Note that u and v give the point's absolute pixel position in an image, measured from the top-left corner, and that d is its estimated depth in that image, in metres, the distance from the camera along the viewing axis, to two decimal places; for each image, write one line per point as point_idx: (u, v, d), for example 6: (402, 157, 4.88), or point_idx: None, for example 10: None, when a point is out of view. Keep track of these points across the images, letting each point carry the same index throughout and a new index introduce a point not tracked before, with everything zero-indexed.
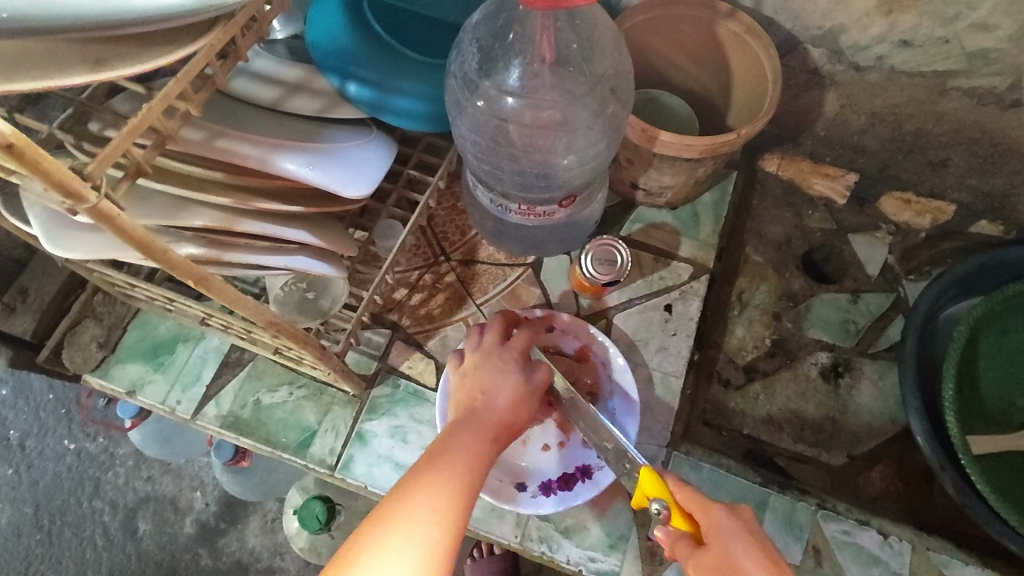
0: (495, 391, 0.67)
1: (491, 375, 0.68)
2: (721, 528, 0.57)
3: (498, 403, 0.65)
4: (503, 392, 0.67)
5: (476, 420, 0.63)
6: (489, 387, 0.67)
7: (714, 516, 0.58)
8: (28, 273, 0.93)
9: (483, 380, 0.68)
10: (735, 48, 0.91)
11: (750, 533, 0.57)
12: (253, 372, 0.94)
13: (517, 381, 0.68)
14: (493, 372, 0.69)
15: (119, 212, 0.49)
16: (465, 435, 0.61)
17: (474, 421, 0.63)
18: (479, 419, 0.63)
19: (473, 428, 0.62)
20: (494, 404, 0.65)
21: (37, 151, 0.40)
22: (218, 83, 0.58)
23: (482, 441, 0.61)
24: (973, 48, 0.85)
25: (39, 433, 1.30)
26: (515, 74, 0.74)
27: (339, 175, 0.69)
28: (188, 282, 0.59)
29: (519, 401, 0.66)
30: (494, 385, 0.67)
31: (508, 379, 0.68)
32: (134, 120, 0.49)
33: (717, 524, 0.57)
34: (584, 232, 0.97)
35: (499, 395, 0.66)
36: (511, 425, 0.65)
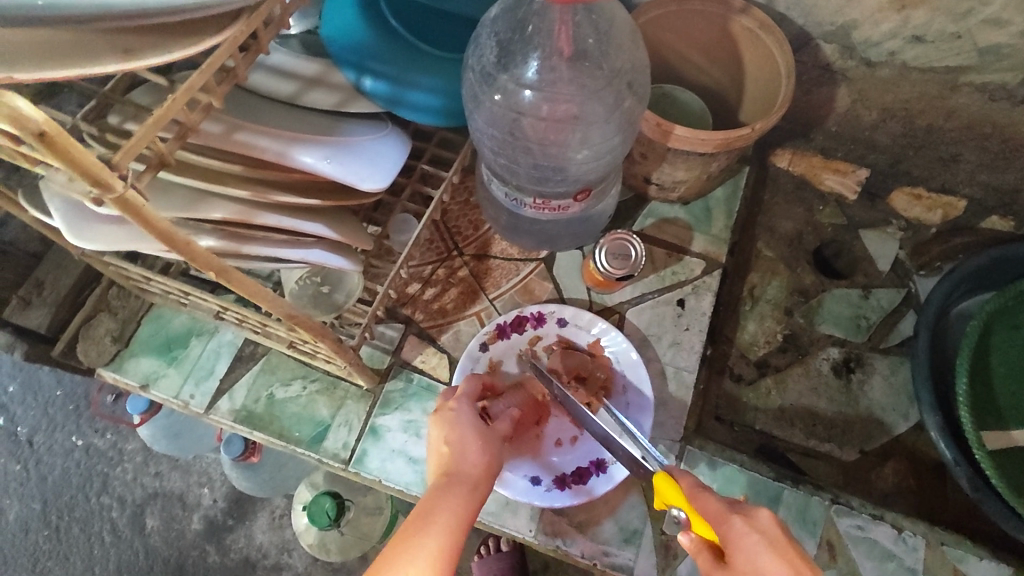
0: (460, 443, 0.60)
1: (450, 424, 0.62)
2: (735, 541, 0.52)
3: (466, 453, 0.59)
4: (467, 440, 0.60)
5: (452, 477, 0.57)
6: (454, 438, 0.60)
7: (729, 529, 0.53)
8: (43, 266, 0.92)
9: (445, 434, 0.61)
10: (749, 43, 0.91)
11: (770, 543, 0.51)
12: (266, 366, 0.94)
13: (474, 426, 0.62)
14: (451, 422, 0.62)
15: (144, 203, 0.49)
16: (439, 495, 0.54)
17: (447, 479, 0.56)
18: (451, 480, 0.56)
19: (446, 485, 0.55)
20: (463, 455, 0.59)
21: (68, 139, 0.40)
22: (241, 76, 0.58)
23: (459, 496, 0.54)
24: (985, 44, 0.85)
25: (48, 429, 1.31)
26: (533, 67, 0.74)
27: (357, 169, 0.69)
28: (209, 275, 0.59)
29: (485, 444, 0.60)
30: (457, 434, 0.61)
31: (471, 430, 0.61)
32: (160, 111, 0.49)
33: (732, 537, 0.52)
34: (596, 227, 0.97)
35: (464, 444, 0.60)
36: (488, 470, 0.58)
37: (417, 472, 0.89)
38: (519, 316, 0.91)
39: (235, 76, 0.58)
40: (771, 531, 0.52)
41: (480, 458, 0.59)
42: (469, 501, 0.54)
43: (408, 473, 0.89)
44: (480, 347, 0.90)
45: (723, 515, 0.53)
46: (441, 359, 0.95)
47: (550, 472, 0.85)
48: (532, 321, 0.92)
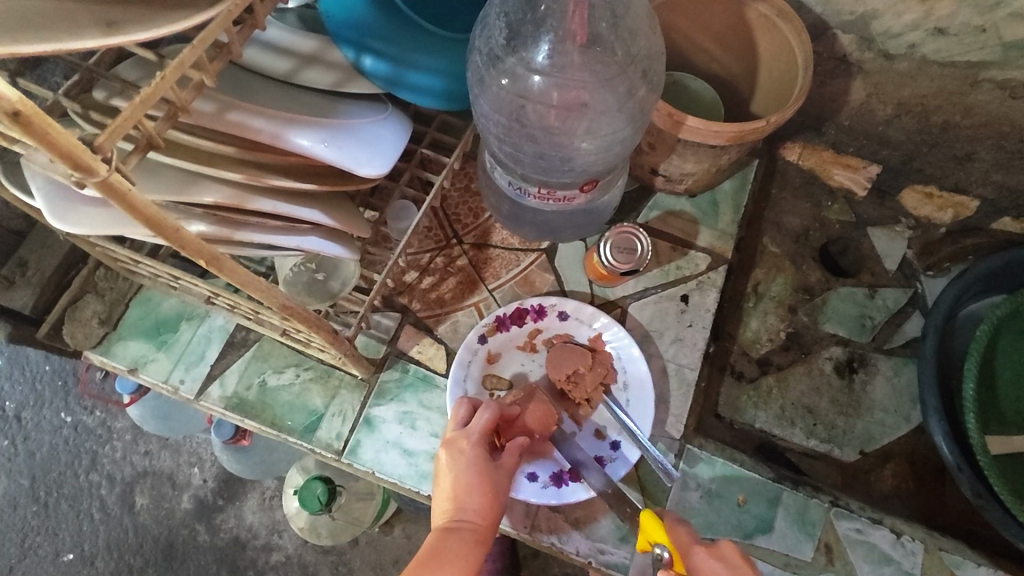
0: (468, 489, 0.62)
1: (459, 466, 0.64)
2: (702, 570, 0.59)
3: (471, 501, 0.62)
4: (475, 488, 0.63)
5: (456, 524, 0.60)
6: (461, 482, 0.63)
7: (695, 559, 0.59)
8: (27, 245, 0.90)
9: (451, 478, 0.64)
10: (764, 32, 0.88)
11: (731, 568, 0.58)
12: (259, 353, 0.91)
13: (482, 472, 0.64)
14: (462, 464, 0.65)
15: (129, 186, 0.46)
16: (446, 541, 0.57)
17: (451, 526, 0.59)
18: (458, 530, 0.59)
19: (453, 533, 0.58)
20: (469, 503, 0.61)
21: (45, 119, 0.37)
22: (234, 52, 0.55)
23: (465, 546, 0.57)
24: (1011, 38, 0.82)
25: (36, 406, 1.28)
26: (543, 51, 0.71)
27: (355, 153, 0.66)
28: (199, 263, 0.56)
29: (491, 493, 0.63)
30: (465, 480, 0.63)
31: (478, 479, 0.63)
32: (146, 90, 0.46)
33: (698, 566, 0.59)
34: (602, 219, 0.94)
35: (471, 492, 0.62)
36: (490, 521, 0.62)
37: (412, 465, 0.87)
38: (520, 309, 0.89)
39: (229, 52, 0.54)
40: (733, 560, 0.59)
41: (483, 507, 0.62)
42: (475, 553, 0.57)
43: (402, 466, 0.87)
44: (478, 339, 0.87)
45: (692, 548, 0.60)
46: (438, 350, 0.92)
47: (548, 468, 0.83)
48: (532, 314, 0.90)
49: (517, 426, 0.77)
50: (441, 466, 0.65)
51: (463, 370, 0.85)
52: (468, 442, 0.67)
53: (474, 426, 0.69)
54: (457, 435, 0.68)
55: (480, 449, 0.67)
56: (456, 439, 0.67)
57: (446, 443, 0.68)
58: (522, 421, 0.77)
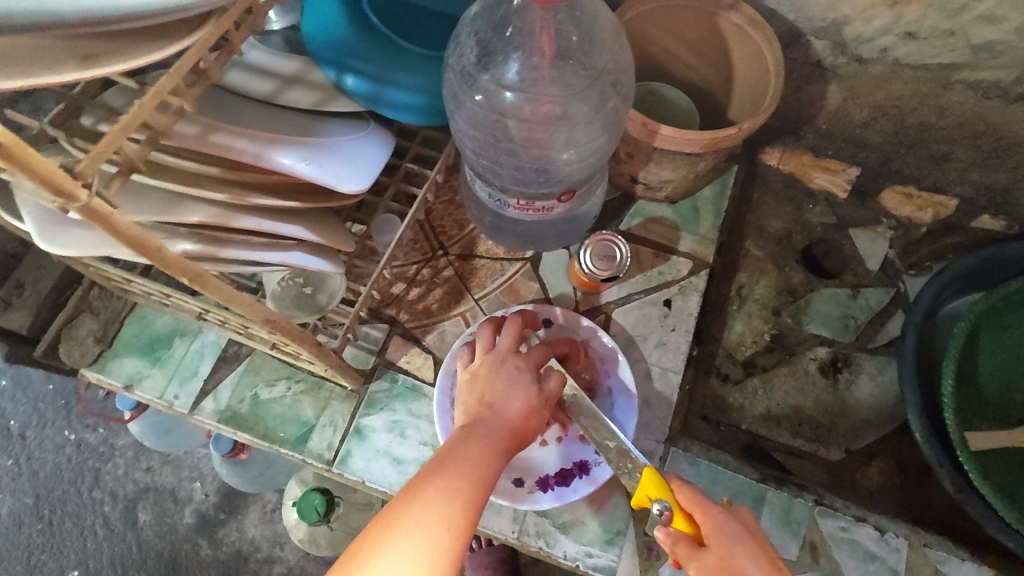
0: (507, 398, 0.60)
1: (502, 377, 0.62)
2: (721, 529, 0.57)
3: (506, 411, 0.59)
4: (515, 396, 0.60)
5: (486, 427, 0.57)
6: (501, 391, 0.60)
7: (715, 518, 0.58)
8: (23, 267, 0.92)
9: (492, 385, 0.61)
10: (738, 40, 0.90)
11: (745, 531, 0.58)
12: (251, 367, 0.93)
13: (527, 389, 0.61)
14: (507, 378, 0.62)
15: (111, 209, 0.48)
16: (469, 443, 0.54)
17: (479, 428, 0.56)
18: (490, 427, 0.57)
19: (478, 435, 0.55)
20: (506, 408, 0.59)
21: (27, 149, 0.40)
22: (212, 78, 0.57)
23: (489, 451, 0.54)
24: (979, 40, 0.84)
25: (39, 425, 1.31)
26: (513, 67, 0.73)
27: (335, 171, 0.68)
28: (183, 280, 0.58)
29: (529, 410, 0.60)
30: (506, 392, 0.60)
31: (518, 389, 0.61)
32: (126, 117, 0.48)
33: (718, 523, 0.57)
34: (584, 227, 0.96)
35: (509, 403, 0.59)
36: (521, 435, 0.58)
37: (401, 473, 0.89)
38: None
39: (207, 79, 0.57)
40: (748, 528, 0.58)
41: (519, 419, 0.59)
42: (501, 453, 0.55)
43: (392, 474, 0.89)
44: None
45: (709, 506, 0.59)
46: (426, 360, 0.94)
47: (532, 474, 0.85)
48: None
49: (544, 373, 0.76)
50: (484, 374, 0.63)
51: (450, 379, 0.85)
52: (518, 358, 0.65)
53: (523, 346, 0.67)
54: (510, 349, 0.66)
55: (529, 368, 0.64)
56: (499, 353, 0.66)
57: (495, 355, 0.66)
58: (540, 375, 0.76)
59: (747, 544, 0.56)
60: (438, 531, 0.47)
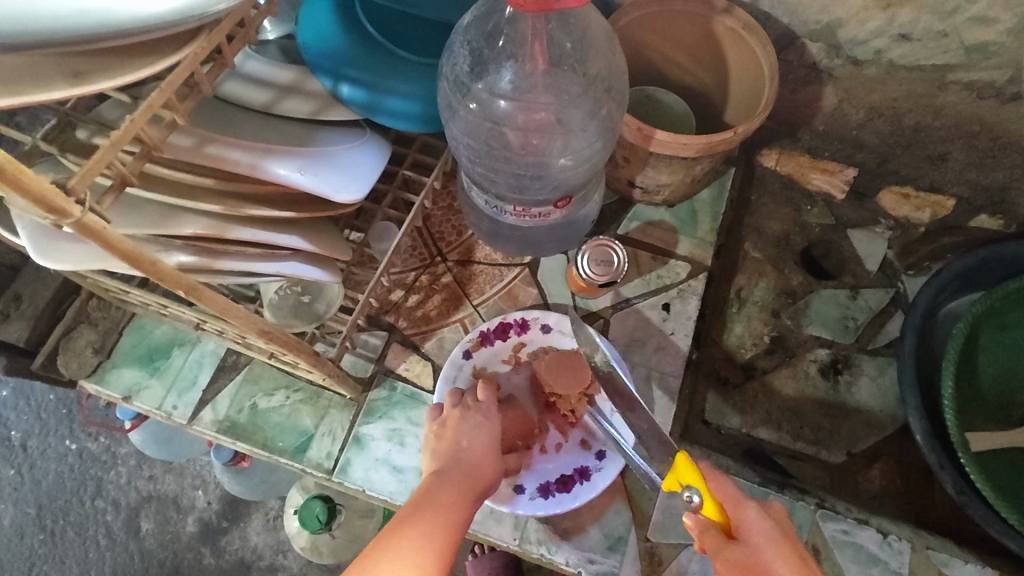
0: (472, 446, 0.71)
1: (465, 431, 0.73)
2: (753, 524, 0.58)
3: (472, 457, 0.69)
4: (478, 448, 0.71)
5: (453, 470, 0.67)
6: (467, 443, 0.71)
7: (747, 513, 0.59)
8: (21, 279, 0.92)
9: (458, 438, 0.72)
10: (732, 44, 0.90)
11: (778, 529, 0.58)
12: (250, 376, 0.93)
13: (488, 440, 0.73)
14: (470, 427, 0.73)
15: (104, 225, 0.48)
16: (442, 485, 0.63)
17: (450, 472, 0.66)
18: (457, 475, 0.66)
19: (449, 478, 0.65)
20: (469, 458, 0.69)
21: (18, 167, 0.40)
22: (205, 91, 0.57)
23: (460, 492, 0.63)
24: (972, 41, 0.84)
25: (41, 434, 1.30)
26: (507, 75, 0.74)
27: (331, 180, 0.68)
28: (178, 293, 0.58)
29: (489, 455, 0.71)
30: (472, 442, 0.71)
31: (480, 440, 0.72)
32: (117, 132, 0.48)
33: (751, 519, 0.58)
34: (581, 232, 0.96)
35: (474, 451, 0.70)
36: (485, 479, 0.68)
37: (401, 481, 0.89)
38: (503, 323, 0.90)
39: (198, 92, 0.57)
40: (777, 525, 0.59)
41: (482, 465, 0.69)
42: (466, 497, 0.63)
43: (392, 483, 0.89)
44: (462, 354, 0.88)
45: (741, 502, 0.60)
46: (425, 367, 0.94)
47: (533, 480, 0.84)
48: (516, 327, 0.91)
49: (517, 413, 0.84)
50: (454, 426, 0.74)
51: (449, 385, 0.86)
52: (481, 411, 0.76)
53: (488, 401, 0.78)
54: (474, 404, 0.77)
55: (489, 421, 0.76)
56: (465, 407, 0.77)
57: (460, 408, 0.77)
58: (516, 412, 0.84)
59: (779, 539, 0.57)
60: (427, 552, 0.53)
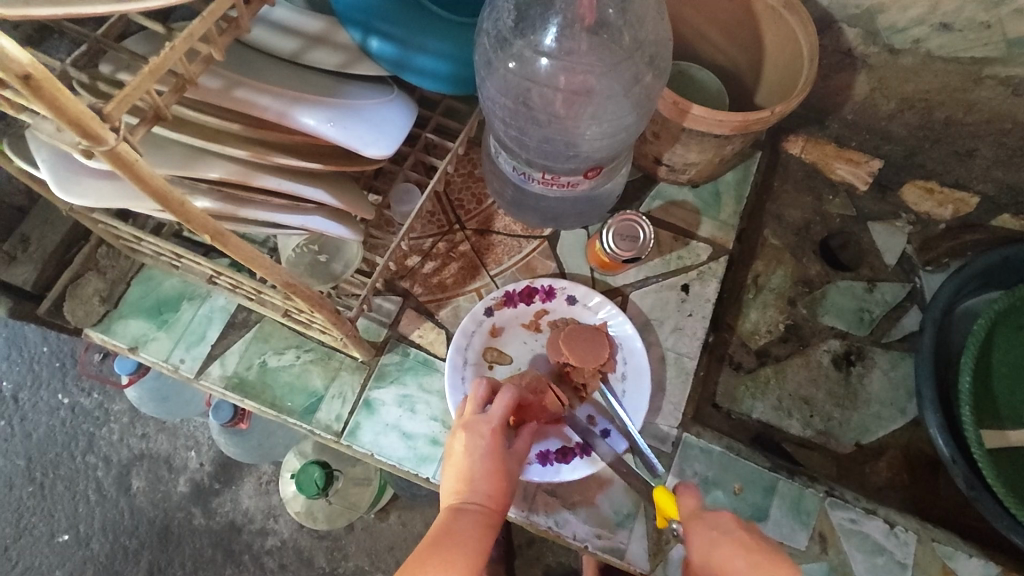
0: (481, 473, 0.63)
1: (472, 450, 0.65)
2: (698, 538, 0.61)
3: (483, 487, 0.63)
4: (486, 475, 0.63)
5: (466, 511, 0.60)
6: (475, 468, 0.64)
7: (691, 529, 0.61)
8: (29, 221, 0.90)
9: (467, 461, 0.64)
10: (771, 23, 0.87)
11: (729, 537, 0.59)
12: (260, 334, 0.92)
13: (496, 463, 0.65)
14: (479, 450, 0.65)
15: (137, 157, 0.46)
16: (455, 530, 0.57)
17: (461, 512, 0.60)
18: (469, 514, 0.60)
19: (462, 518, 0.59)
20: (480, 489, 0.62)
21: (56, 84, 0.37)
22: (243, 27, 0.55)
23: (474, 536, 0.57)
24: (1015, 34, 0.82)
25: (33, 386, 1.28)
26: (552, 33, 0.72)
27: (360, 134, 0.66)
28: (204, 238, 0.56)
29: (502, 482, 0.64)
30: (480, 465, 0.64)
31: (487, 463, 0.64)
32: (155, 60, 0.45)
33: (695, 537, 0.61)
34: (604, 207, 0.94)
35: (483, 478, 0.63)
36: (497, 508, 0.62)
37: (410, 448, 0.88)
38: (529, 287, 0.90)
39: (237, 27, 0.55)
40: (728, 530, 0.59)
41: (495, 495, 0.63)
42: (483, 537, 0.58)
43: (401, 449, 0.88)
44: (485, 311, 0.88)
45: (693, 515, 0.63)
46: (439, 335, 0.93)
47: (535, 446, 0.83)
48: (541, 294, 0.90)
49: (534, 409, 0.78)
50: (455, 447, 0.66)
51: (466, 338, 0.86)
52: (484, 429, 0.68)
53: (496, 409, 0.69)
54: (476, 418, 0.69)
55: (496, 437, 0.67)
56: (467, 420, 0.69)
57: (463, 424, 0.68)
58: (539, 405, 0.78)
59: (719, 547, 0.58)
60: None
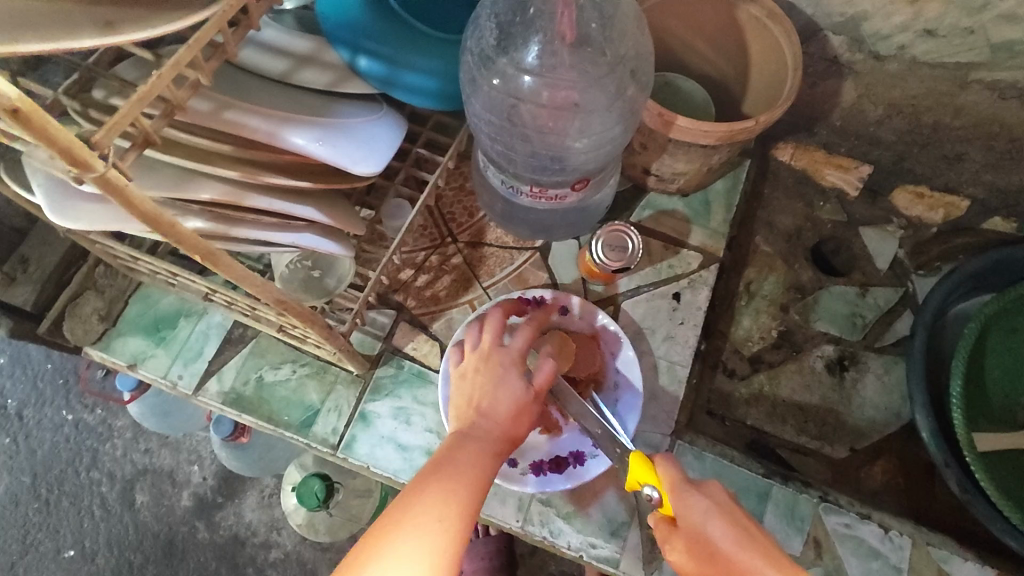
0: (495, 401, 0.63)
1: (489, 379, 0.65)
2: (687, 510, 0.55)
3: (495, 414, 0.62)
4: (502, 400, 0.63)
5: (476, 435, 0.60)
6: (490, 395, 0.63)
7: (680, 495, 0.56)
8: (29, 242, 0.91)
9: (482, 389, 0.64)
10: (755, 33, 0.88)
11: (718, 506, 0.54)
12: (256, 349, 0.93)
13: (515, 390, 0.64)
14: (497, 379, 0.65)
15: (126, 182, 0.47)
16: (457, 454, 0.58)
17: (470, 435, 0.60)
18: (477, 436, 0.60)
19: (469, 442, 0.59)
20: (494, 415, 0.62)
21: (43, 115, 0.39)
22: (229, 52, 0.56)
23: (476, 460, 0.58)
24: (998, 40, 0.83)
25: (37, 404, 1.30)
26: (533, 52, 0.73)
27: (349, 151, 0.67)
28: (195, 257, 0.58)
29: (518, 411, 0.63)
30: (495, 393, 0.63)
31: (504, 392, 0.64)
32: (143, 89, 0.47)
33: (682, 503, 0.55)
34: (594, 218, 0.95)
35: (498, 405, 0.63)
36: (510, 435, 0.62)
37: (406, 460, 0.89)
38: (521, 298, 0.91)
39: (224, 52, 0.56)
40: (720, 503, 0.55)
41: (507, 424, 0.62)
42: (486, 462, 0.58)
43: (397, 461, 0.88)
44: None
45: (680, 484, 0.56)
46: (433, 347, 0.94)
47: (528, 456, 0.84)
48: (533, 304, 0.91)
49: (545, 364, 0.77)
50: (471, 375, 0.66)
51: None
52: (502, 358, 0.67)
53: (517, 341, 0.69)
54: (496, 351, 0.68)
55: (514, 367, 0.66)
56: (484, 351, 0.68)
57: (481, 354, 0.68)
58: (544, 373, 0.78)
59: (713, 523, 0.53)
60: (438, 532, 0.51)
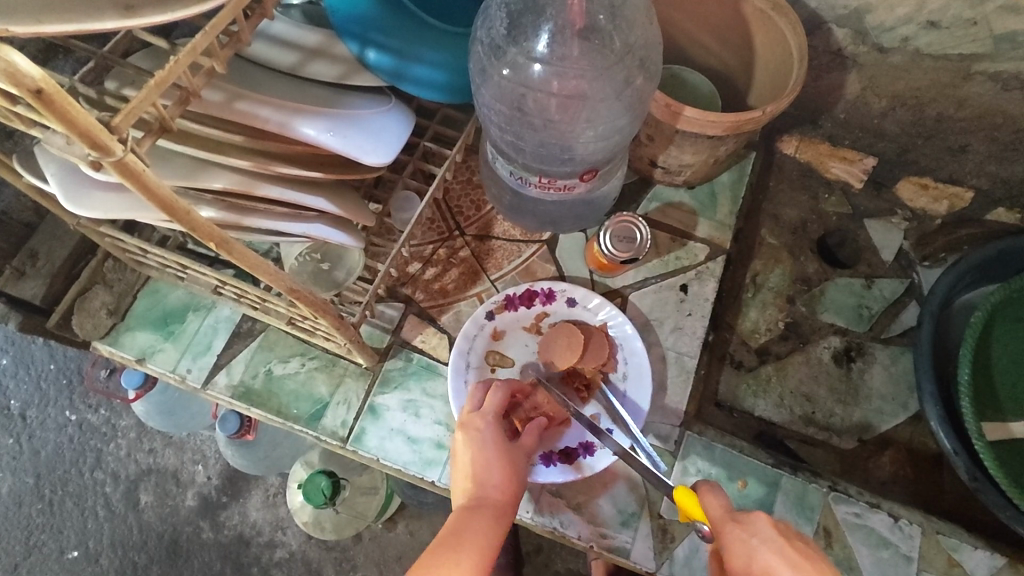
0: (486, 469, 0.66)
1: (477, 447, 0.68)
2: (734, 547, 0.57)
3: (491, 479, 0.65)
4: (493, 466, 0.66)
5: (479, 503, 0.61)
6: (480, 462, 0.67)
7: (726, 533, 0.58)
8: (37, 237, 0.92)
9: (473, 461, 0.67)
10: (760, 25, 0.89)
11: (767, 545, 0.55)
12: (265, 343, 0.93)
13: (501, 452, 0.68)
14: (481, 448, 0.68)
15: (144, 167, 0.47)
16: (467, 520, 0.58)
17: (471, 502, 0.62)
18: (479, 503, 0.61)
19: (474, 509, 0.60)
20: (489, 481, 0.65)
21: (66, 98, 0.39)
22: (244, 40, 0.56)
23: (485, 521, 0.58)
24: (1001, 31, 0.83)
25: (41, 404, 1.30)
26: (544, 39, 0.73)
27: (359, 142, 0.67)
28: (209, 246, 0.58)
29: (507, 474, 0.66)
30: (486, 461, 0.67)
31: (490, 460, 0.67)
32: (160, 74, 0.47)
33: (732, 542, 0.57)
34: (601, 210, 0.96)
35: (491, 471, 0.66)
36: (508, 498, 0.64)
37: (416, 452, 0.89)
38: (530, 291, 0.91)
39: (239, 40, 0.56)
40: (767, 534, 0.56)
41: (504, 484, 0.65)
42: (495, 522, 0.59)
43: (407, 453, 0.89)
44: (486, 315, 0.89)
45: (724, 521, 0.59)
46: (441, 340, 0.94)
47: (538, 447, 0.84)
48: (541, 296, 0.91)
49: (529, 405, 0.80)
50: (460, 447, 0.69)
51: (468, 343, 0.87)
52: (482, 424, 0.71)
53: (491, 405, 0.74)
54: (472, 416, 0.72)
55: (495, 429, 0.71)
56: (466, 422, 0.72)
57: (461, 424, 0.72)
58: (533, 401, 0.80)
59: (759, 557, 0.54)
60: None
